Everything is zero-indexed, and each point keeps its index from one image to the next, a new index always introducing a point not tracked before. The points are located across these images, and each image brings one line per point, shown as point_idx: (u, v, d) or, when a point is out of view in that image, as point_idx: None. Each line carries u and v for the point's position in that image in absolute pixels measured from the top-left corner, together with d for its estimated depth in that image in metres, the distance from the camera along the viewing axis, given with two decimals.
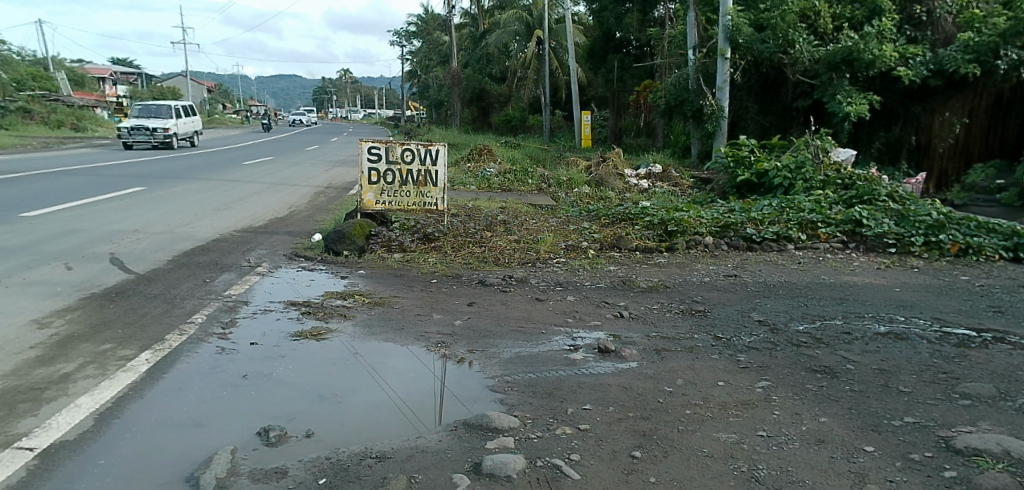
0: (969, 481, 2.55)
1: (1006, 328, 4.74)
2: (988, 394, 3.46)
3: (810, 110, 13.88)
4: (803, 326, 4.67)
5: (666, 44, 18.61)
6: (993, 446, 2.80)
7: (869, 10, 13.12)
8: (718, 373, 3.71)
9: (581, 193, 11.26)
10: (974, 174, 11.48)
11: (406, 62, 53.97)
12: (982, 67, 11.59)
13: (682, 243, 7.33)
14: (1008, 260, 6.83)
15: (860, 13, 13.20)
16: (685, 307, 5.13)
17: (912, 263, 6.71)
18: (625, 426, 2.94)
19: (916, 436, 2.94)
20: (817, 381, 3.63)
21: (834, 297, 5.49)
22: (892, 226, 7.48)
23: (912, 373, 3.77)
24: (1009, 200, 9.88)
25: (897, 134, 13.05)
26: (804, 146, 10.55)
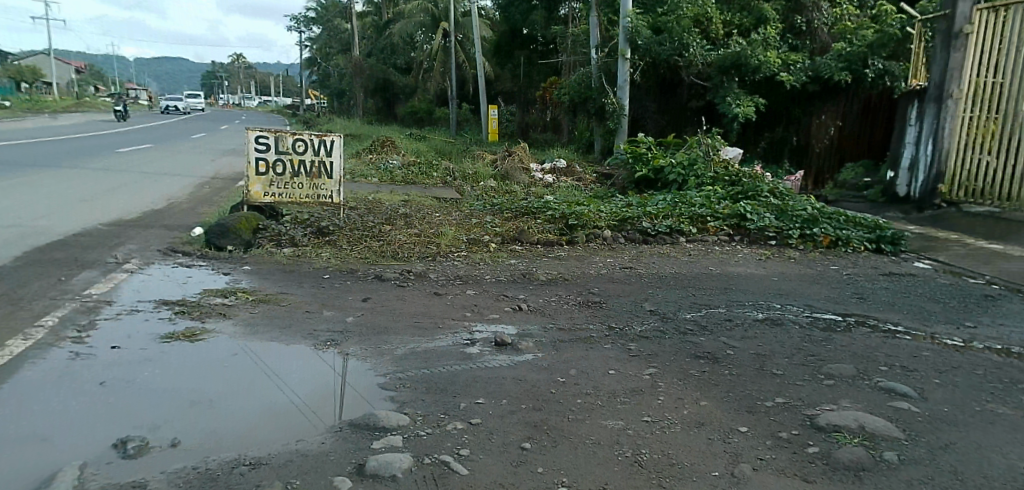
0: (829, 455, 2.76)
1: (869, 313, 5.18)
2: (850, 373, 3.77)
3: (703, 111, 14.65)
4: (691, 314, 4.90)
5: (569, 42, 18.95)
6: (851, 422, 3.05)
7: (755, 19, 14.05)
8: (609, 362, 3.82)
9: (486, 186, 11.27)
10: (846, 172, 12.34)
11: (306, 49, 52.04)
12: (853, 75, 12.49)
13: (582, 236, 7.48)
14: (872, 251, 7.48)
15: (746, 21, 14.09)
16: (582, 298, 5.24)
17: (789, 254, 7.21)
18: (517, 418, 2.96)
19: (786, 415, 3.15)
20: (699, 366, 3.81)
21: (719, 287, 5.79)
22: (773, 220, 7.98)
23: (785, 356, 4.04)
24: (876, 197, 10.79)
25: (779, 135, 14.03)
26: (697, 144, 11.05)
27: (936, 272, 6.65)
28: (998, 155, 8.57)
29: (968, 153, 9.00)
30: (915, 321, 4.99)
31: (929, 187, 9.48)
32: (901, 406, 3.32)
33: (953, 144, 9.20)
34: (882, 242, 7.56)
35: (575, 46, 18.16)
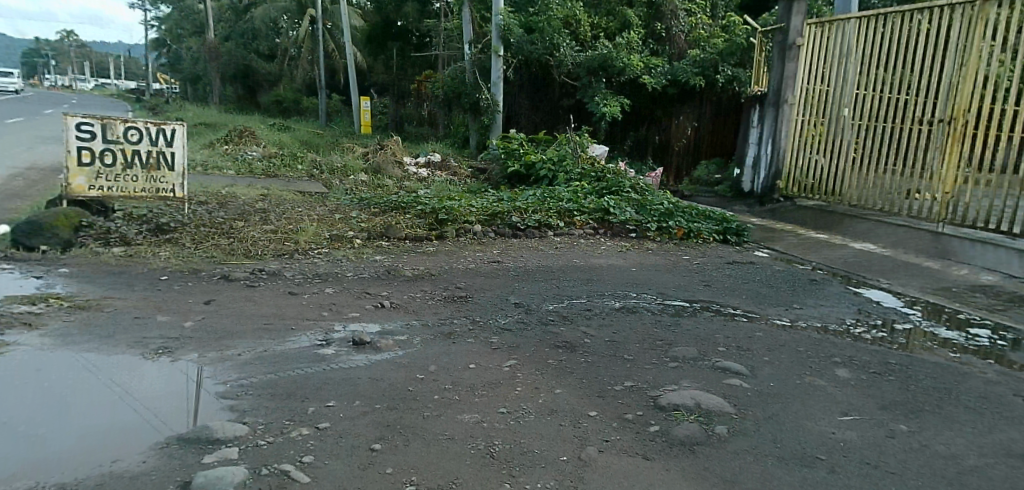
0: (668, 433, 2.94)
1: (714, 299, 5.59)
2: (692, 355, 4.04)
3: (573, 110, 15.03)
4: (553, 306, 5.02)
5: (442, 37, 18.79)
6: (689, 401, 3.26)
7: (620, 24, 14.62)
8: (471, 356, 3.81)
9: (356, 180, 10.91)
10: (700, 169, 13.07)
11: (153, 29, 47.79)
12: (706, 80, 13.30)
13: (451, 231, 7.44)
14: (720, 242, 8.08)
15: (612, 25, 14.64)
16: (447, 294, 5.20)
17: (647, 246, 7.60)
18: (369, 419, 2.87)
19: (632, 398, 3.32)
20: (557, 355, 3.91)
21: (582, 278, 5.98)
22: (633, 214, 8.37)
23: (637, 342, 4.25)
24: (725, 192, 11.63)
25: (643, 134, 14.74)
26: (565, 141, 11.33)
27: (772, 259, 7.32)
28: (825, 154, 9.55)
29: (802, 152, 9.98)
30: (753, 305, 5.45)
31: (770, 184, 10.44)
32: (734, 383, 3.61)
33: (790, 145, 10.18)
34: (728, 234, 8.18)
35: (451, 41, 18.04)
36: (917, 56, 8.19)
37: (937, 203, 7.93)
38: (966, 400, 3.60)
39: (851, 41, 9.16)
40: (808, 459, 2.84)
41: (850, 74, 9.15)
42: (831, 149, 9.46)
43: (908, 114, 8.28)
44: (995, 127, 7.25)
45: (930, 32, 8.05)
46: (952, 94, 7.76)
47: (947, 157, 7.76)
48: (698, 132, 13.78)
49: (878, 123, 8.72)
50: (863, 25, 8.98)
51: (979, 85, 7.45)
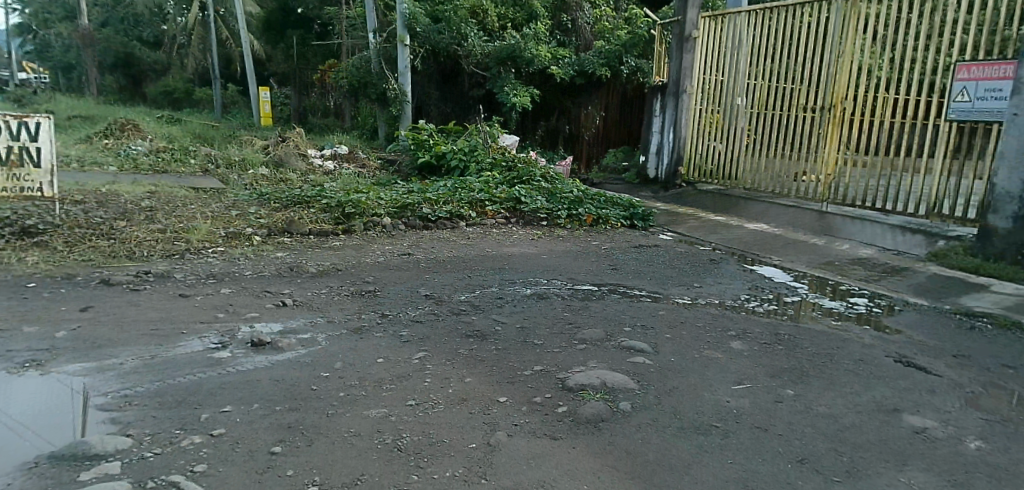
0: (576, 413, 3.02)
1: (621, 282, 5.74)
2: (600, 336, 4.14)
3: (483, 100, 14.49)
4: (464, 296, 4.98)
5: (344, 25, 18.11)
6: (595, 380, 3.36)
7: (527, 14, 14.41)
8: (379, 350, 3.72)
9: (255, 175, 10.41)
10: (608, 157, 13.23)
11: (17, 13, 43.58)
12: (611, 71, 13.31)
13: (359, 225, 7.24)
14: (627, 227, 8.31)
15: (519, 16, 14.39)
16: (355, 288, 5.06)
17: (558, 233, 7.71)
18: (269, 421, 2.75)
19: (541, 381, 3.37)
20: (467, 344, 3.88)
21: (494, 267, 5.98)
22: (544, 202, 8.45)
23: (547, 327, 4.30)
24: (632, 180, 11.83)
25: (553, 124, 14.36)
26: (476, 132, 11.19)
27: (675, 242, 7.61)
28: (723, 140, 10.02)
29: (701, 139, 10.43)
30: (656, 286, 5.64)
31: (672, 169, 10.80)
32: (637, 361, 3.73)
33: (691, 132, 10.60)
34: (634, 219, 8.42)
35: (354, 30, 17.25)
36: (801, 47, 8.70)
37: (821, 184, 8.51)
38: (846, 363, 3.90)
39: (743, 33, 9.61)
40: (706, 428, 3.00)
41: (742, 65, 9.61)
42: (728, 135, 9.93)
43: (794, 102, 8.80)
44: (868, 114, 7.84)
45: (812, 25, 8.57)
46: (831, 84, 8.32)
47: (829, 142, 8.33)
48: (605, 122, 13.83)
49: (768, 110, 9.22)
50: (753, 18, 9.45)
51: (854, 75, 8.02)
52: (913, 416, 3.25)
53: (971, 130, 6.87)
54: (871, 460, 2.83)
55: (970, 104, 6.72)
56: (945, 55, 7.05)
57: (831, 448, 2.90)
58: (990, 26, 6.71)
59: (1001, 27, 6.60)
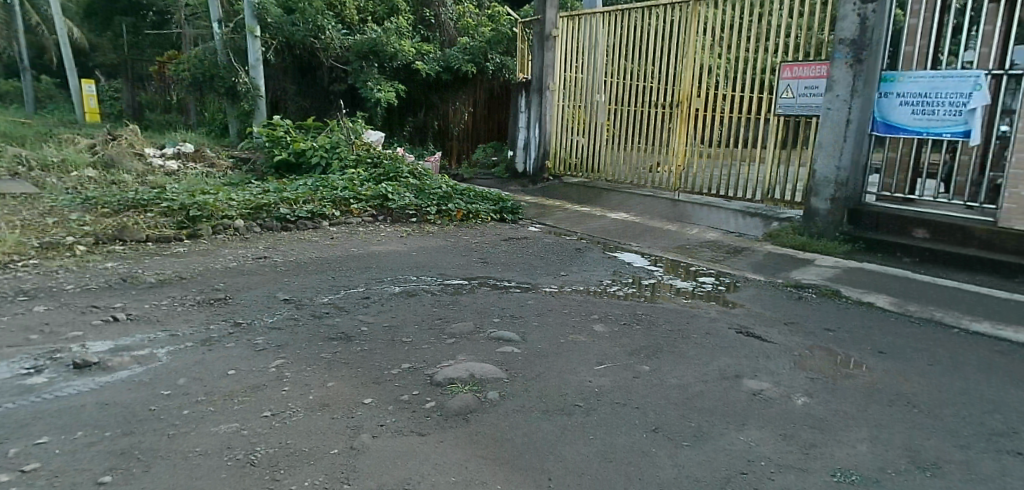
0: (443, 408, 3.01)
1: (491, 274, 5.77)
2: (469, 329, 4.12)
3: (344, 96, 13.32)
4: (327, 298, 4.74)
5: (183, 13, 16.47)
6: (463, 373, 3.36)
7: (388, 8, 13.38)
8: (230, 361, 3.47)
9: (80, 177, 9.36)
10: (478, 152, 13.17)
11: None
12: (477, 68, 13.10)
13: (207, 228, 6.73)
14: (497, 221, 8.38)
15: (380, 10, 13.30)
16: (202, 297, 4.68)
17: (428, 230, 7.62)
18: (97, 450, 2.51)
19: (408, 378, 3.30)
20: (330, 348, 3.70)
21: (360, 266, 5.77)
22: (412, 198, 8.28)
23: (415, 323, 4.21)
24: (502, 174, 11.88)
25: (421, 120, 13.80)
26: (337, 128, 10.60)
27: (543, 233, 7.78)
28: (585, 135, 10.40)
29: (566, 135, 10.74)
30: (525, 277, 5.72)
31: (538, 164, 11.02)
32: (506, 350, 3.77)
33: (555, 128, 10.88)
34: (504, 213, 8.50)
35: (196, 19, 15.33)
36: (651, 48, 9.20)
37: (673, 175, 9.07)
38: (696, 337, 4.18)
39: (597, 33, 10.00)
40: (569, 409, 3.12)
41: (599, 63, 10.01)
42: (589, 131, 10.32)
43: (647, 99, 9.30)
44: (710, 109, 8.44)
45: (658, 27, 9.08)
46: (678, 81, 8.86)
47: (678, 135, 8.88)
48: (473, 118, 13.83)
49: (624, 107, 9.68)
50: (607, 18, 9.85)
51: (696, 73, 8.60)
52: (751, 380, 3.56)
53: (796, 123, 7.60)
54: (717, 423, 3.07)
55: (793, 101, 7.51)
56: (771, 56, 7.75)
57: (681, 416, 3.12)
58: (809, 30, 7.45)
59: (816, 31, 7.37)
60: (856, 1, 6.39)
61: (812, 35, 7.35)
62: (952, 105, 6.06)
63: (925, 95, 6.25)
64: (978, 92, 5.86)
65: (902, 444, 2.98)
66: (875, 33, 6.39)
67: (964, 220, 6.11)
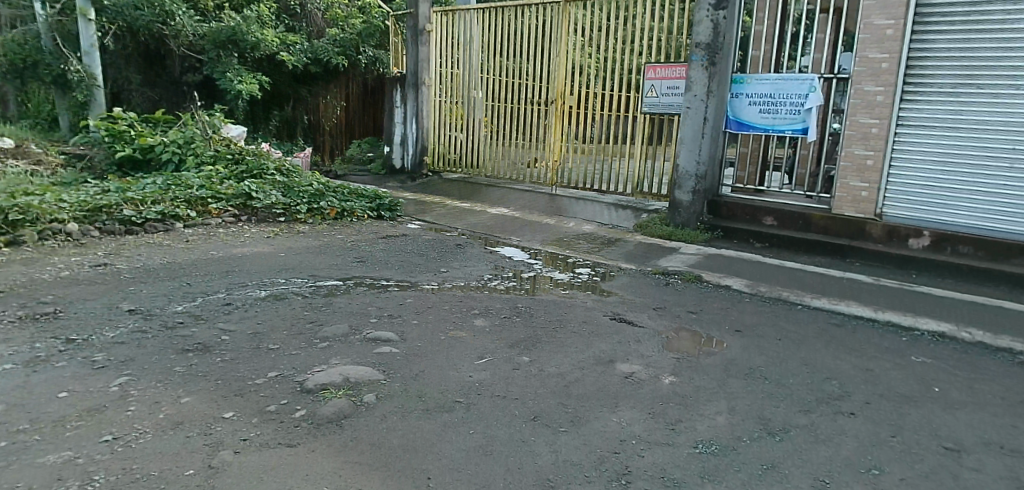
0: (314, 415, 2.88)
1: (366, 273, 5.59)
2: (343, 332, 3.95)
3: (200, 87, 12.39)
4: (181, 306, 4.36)
5: None
6: (336, 377, 3.22)
7: None
8: (62, 383, 3.10)
9: None
10: (352, 148, 12.69)
11: None
12: (348, 60, 12.60)
13: (33, 234, 6.01)
14: (374, 219, 8.16)
15: None
16: (27, 312, 4.15)
17: (298, 229, 7.26)
18: None
19: (275, 388, 3.12)
20: (185, 361, 3.41)
21: (220, 270, 5.38)
22: (279, 196, 7.85)
23: (284, 329, 3.97)
24: (378, 170, 11.46)
25: (289, 113, 13.05)
26: (191, 121, 9.76)
27: (422, 230, 7.65)
28: (464, 131, 10.36)
29: (444, 130, 10.64)
30: (403, 274, 5.60)
31: (417, 160, 10.85)
32: (383, 351, 3.66)
33: (432, 124, 10.75)
34: (381, 210, 8.29)
35: None
36: (525, 46, 9.32)
37: (550, 170, 9.26)
38: (572, 326, 4.27)
39: (472, 30, 9.98)
40: (449, 406, 3.07)
41: (474, 59, 10.01)
42: (467, 127, 10.30)
43: (523, 96, 9.42)
44: (583, 107, 8.71)
45: (531, 26, 9.21)
46: (552, 79, 9.04)
47: (554, 132, 9.09)
48: (346, 112, 13.49)
49: (502, 103, 9.74)
50: (481, 15, 9.85)
51: (569, 72, 8.82)
52: (623, 364, 3.69)
53: (661, 121, 8.01)
54: (591, 407, 3.16)
55: (657, 99, 7.93)
56: (637, 57, 8.10)
57: (558, 403, 3.18)
58: (670, 33, 7.85)
59: (676, 35, 7.79)
60: (709, 8, 6.79)
61: (674, 38, 7.75)
62: (793, 104, 6.68)
63: (770, 96, 6.84)
64: (813, 93, 6.53)
65: (756, 413, 3.21)
66: (726, 38, 6.85)
67: (805, 208, 6.71)
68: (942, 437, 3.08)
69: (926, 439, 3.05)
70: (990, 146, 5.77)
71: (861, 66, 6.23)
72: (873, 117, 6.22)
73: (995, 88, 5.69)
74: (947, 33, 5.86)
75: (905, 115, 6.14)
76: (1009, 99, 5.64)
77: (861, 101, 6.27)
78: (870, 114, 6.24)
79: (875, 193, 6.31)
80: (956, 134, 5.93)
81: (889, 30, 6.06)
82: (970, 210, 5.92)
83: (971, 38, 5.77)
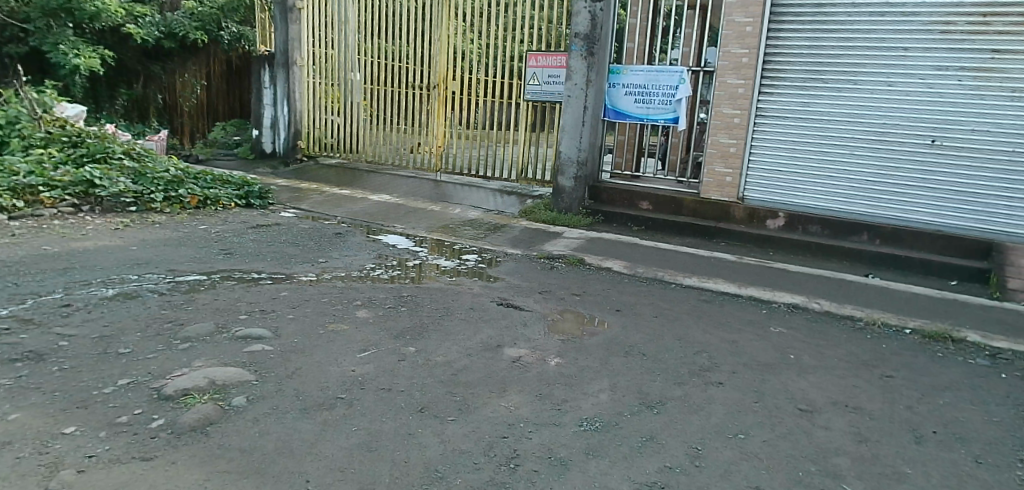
0: (175, 424, 2.61)
1: (233, 266, 5.20)
2: (207, 331, 3.63)
3: (26, 60, 10.81)
4: (7, 311, 3.83)
5: None
6: (200, 381, 2.95)
7: None
8: None
9: None
10: (215, 131, 11.84)
11: None
12: (208, 36, 11.59)
13: None
14: (242, 207, 7.65)
15: None
16: None
17: (153, 219, 6.64)
18: None
19: (127, 396, 2.81)
20: (13, 372, 2.99)
21: (57, 268, 4.79)
22: (129, 184, 7.13)
23: (138, 331, 3.59)
24: (246, 155, 10.69)
25: (139, 92, 11.84)
26: (14, 98, 8.50)
27: (298, 218, 7.25)
28: (341, 115, 9.93)
29: (318, 113, 10.14)
30: (276, 266, 5.27)
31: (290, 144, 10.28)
32: (254, 349, 3.40)
33: (306, 106, 10.21)
34: (250, 198, 7.79)
35: None
36: (404, 28, 9.05)
37: (434, 155, 9.11)
38: (458, 313, 4.20)
39: (347, 11, 9.56)
40: (329, 403, 2.90)
41: (351, 41, 9.60)
42: (345, 110, 9.89)
43: (403, 80, 9.17)
44: (466, 93, 8.63)
45: (410, 9, 8.96)
46: (433, 64, 8.87)
47: (436, 117, 8.93)
48: (208, 92, 12.39)
49: (381, 86, 9.43)
50: None
51: (450, 57, 8.68)
52: (510, 349, 3.67)
53: (543, 108, 8.12)
54: (478, 394, 3.10)
55: (539, 87, 8.00)
56: (518, 44, 8.11)
57: (446, 392, 3.09)
58: (549, 21, 7.92)
59: (555, 24, 7.88)
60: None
61: (553, 27, 7.84)
62: (664, 95, 6.97)
63: (644, 87, 7.09)
64: (682, 85, 6.85)
65: (635, 388, 3.30)
66: (603, 29, 7.00)
67: (677, 192, 7.02)
68: (797, 400, 3.31)
69: (783, 402, 3.27)
70: (834, 136, 6.30)
71: (725, 60, 6.59)
72: (735, 108, 6.61)
73: (837, 84, 6.21)
74: (798, 31, 6.32)
75: (763, 107, 6.56)
76: (849, 95, 6.18)
77: (725, 93, 6.63)
78: (733, 105, 6.62)
79: (738, 178, 6.72)
80: (806, 125, 6.42)
81: (748, 28, 6.44)
82: (820, 195, 6.45)
83: (818, 38, 6.24)
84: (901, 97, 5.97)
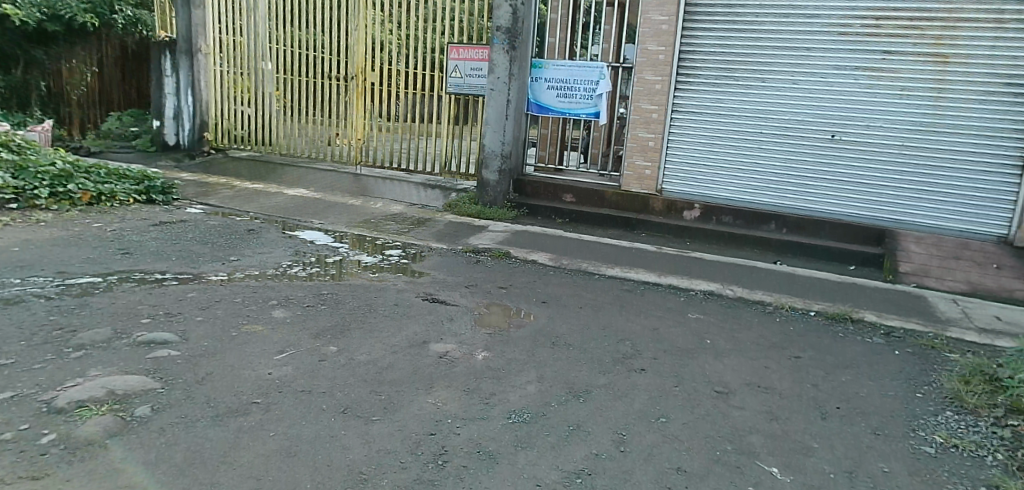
0: (69, 438, 2.40)
1: (133, 266, 4.87)
2: (104, 337, 3.37)
3: None
4: None
5: None
6: (97, 391, 2.73)
7: None
8: None
9: None
10: (110, 121, 11.06)
11: None
12: (99, 19, 10.75)
13: None
14: (142, 203, 7.20)
15: None
16: None
17: (38, 218, 6.12)
18: None
19: (12, 411, 2.56)
20: None
21: None
22: (9, 178, 6.53)
23: (22, 339, 3.28)
24: (146, 147, 9.98)
25: (20, 78, 10.80)
26: None
27: (206, 215, 6.87)
28: (253, 106, 9.49)
29: (228, 104, 9.66)
30: (183, 265, 4.97)
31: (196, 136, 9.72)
32: (160, 355, 3.18)
33: (214, 97, 9.69)
34: (152, 193, 7.33)
35: None
36: (318, 18, 8.74)
37: (353, 148, 8.85)
38: (381, 310, 4.08)
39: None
40: (244, 408, 2.75)
41: (262, 30, 9.18)
42: (256, 101, 9.45)
43: (319, 71, 8.86)
44: (386, 85, 8.44)
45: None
46: (350, 55, 8.61)
47: (355, 109, 8.68)
48: (100, 78, 11.50)
49: (295, 78, 9.08)
50: None
51: (369, 49, 8.47)
52: (436, 344, 3.60)
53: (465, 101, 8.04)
54: (403, 391, 3.02)
55: (462, 80, 7.91)
56: (439, 36, 8.00)
57: (370, 391, 2.99)
58: (469, 13, 7.85)
59: (476, 16, 7.83)
60: None
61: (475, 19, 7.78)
62: (585, 90, 7.04)
63: (565, 82, 7.13)
64: (603, 80, 6.94)
65: (562, 378, 3.31)
66: (524, 23, 6.98)
67: (599, 185, 7.12)
68: (714, 382, 3.41)
69: (702, 385, 3.36)
70: (745, 131, 6.55)
71: (643, 57, 6.72)
72: (653, 103, 6.77)
73: (747, 81, 6.46)
74: (710, 30, 6.51)
75: (679, 102, 6.74)
76: (758, 92, 6.43)
77: (643, 89, 6.78)
78: (650, 101, 6.77)
79: (656, 171, 6.89)
80: (719, 120, 6.64)
81: (664, 26, 6.61)
82: (733, 187, 6.69)
83: (728, 36, 6.46)
84: (805, 94, 6.27)
